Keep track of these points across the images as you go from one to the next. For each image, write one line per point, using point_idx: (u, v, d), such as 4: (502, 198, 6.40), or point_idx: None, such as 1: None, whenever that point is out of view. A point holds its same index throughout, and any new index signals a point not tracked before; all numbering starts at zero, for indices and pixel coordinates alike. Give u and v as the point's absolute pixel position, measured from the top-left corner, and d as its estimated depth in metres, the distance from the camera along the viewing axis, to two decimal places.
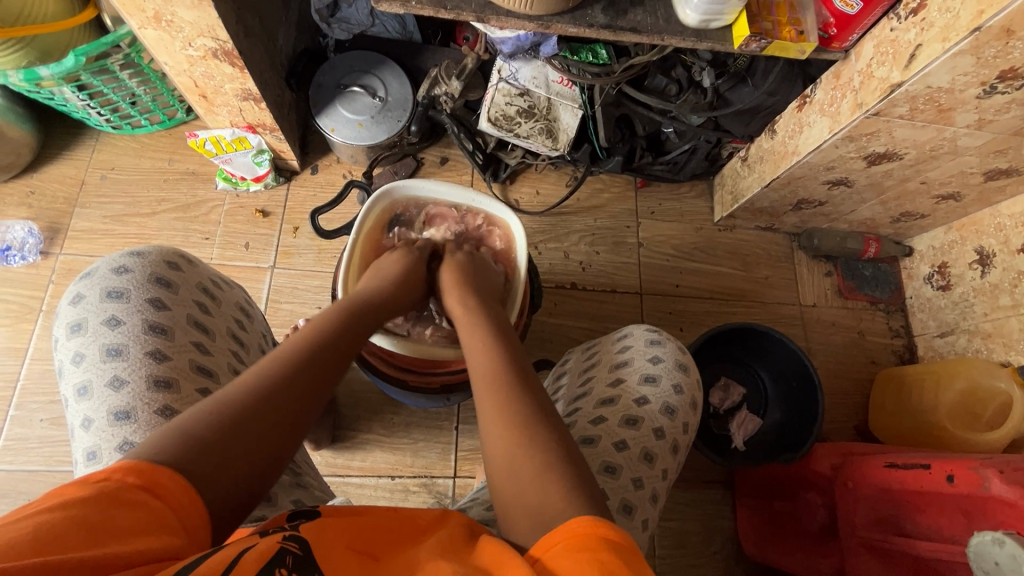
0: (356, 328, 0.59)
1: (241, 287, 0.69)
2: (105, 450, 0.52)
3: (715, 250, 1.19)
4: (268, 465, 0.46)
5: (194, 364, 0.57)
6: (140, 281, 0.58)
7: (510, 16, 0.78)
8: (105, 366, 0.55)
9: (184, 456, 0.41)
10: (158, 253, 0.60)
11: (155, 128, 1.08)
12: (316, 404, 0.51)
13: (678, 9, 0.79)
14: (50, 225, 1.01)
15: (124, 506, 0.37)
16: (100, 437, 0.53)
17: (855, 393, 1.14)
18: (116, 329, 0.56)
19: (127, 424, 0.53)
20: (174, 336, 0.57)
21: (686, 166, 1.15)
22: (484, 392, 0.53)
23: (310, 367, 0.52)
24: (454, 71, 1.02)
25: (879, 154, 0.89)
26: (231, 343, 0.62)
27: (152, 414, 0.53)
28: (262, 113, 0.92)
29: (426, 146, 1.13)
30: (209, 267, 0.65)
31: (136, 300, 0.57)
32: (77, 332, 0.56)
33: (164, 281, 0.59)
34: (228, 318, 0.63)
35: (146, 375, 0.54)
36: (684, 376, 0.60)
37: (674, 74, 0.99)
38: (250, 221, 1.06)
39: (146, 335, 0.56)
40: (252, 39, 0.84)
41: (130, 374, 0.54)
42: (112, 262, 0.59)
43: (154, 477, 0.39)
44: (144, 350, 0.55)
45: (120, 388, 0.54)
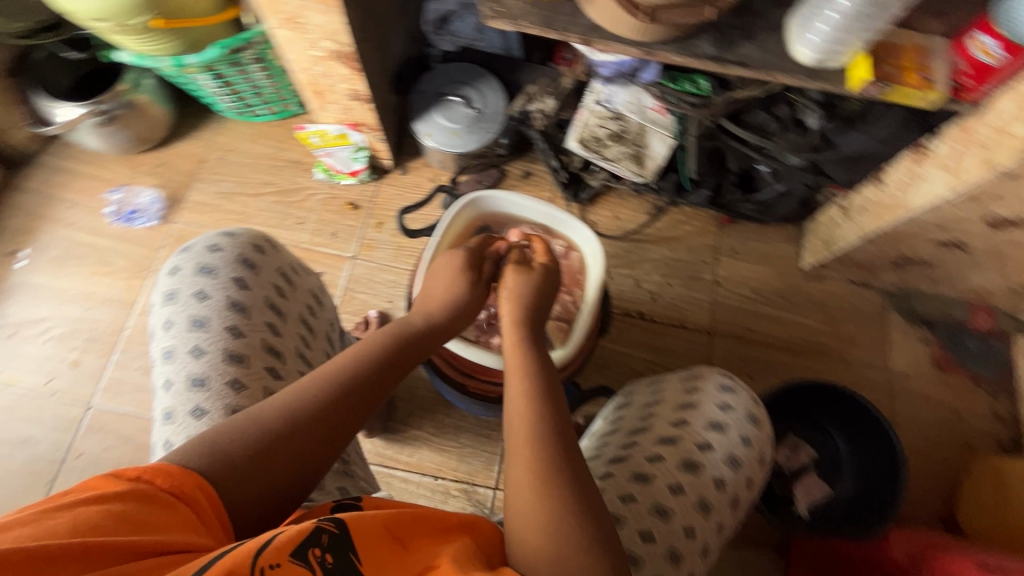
0: (407, 351, 0.62)
1: (318, 273, 0.73)
2: (180, 411, 0.57)
3: (798, 299, 1.13)
4: (295, 482, 0.51)
5: (265, 344, 0.61)
6: (228, 260, 0.62)
7: (616, 41, 0.78)
8: (189, 335, 0.60)
9: (217, 472, 0.46)
10: (247, 236, 0.65)
11: (271, 118, 1.17)
12: (349, 431, 0.54)
13: (792, 45, 0.76)
14: (171, 195, 1.13)
15: (152, 504, 0.42)
16: (177, 399, 0.58)
17: (943, 476, 1.02)
18: (203, 302, 0.60)
19: (201, 391, 0.57)
20: (251, 314, 0.61)
21: (777, 207, 1.10)
22: (513, 425, 0.54)
23: (352, 394, 0.55)
24: (550, 89, 1.05)
25: (1003, 219, 0.81)
26: (302, 328, 0.65)
27: (224, 385, 0.58)
28: (367, 113, 0.99)
29: (512, 158, 1.16)
30: (291, 253, 0.69)
31: (222, 277, 0.61)
32: (170, 300, 0.61)
33: (249, 263, 0.63)
34: (301, 304, 0.67)
35: (222, 348, 0.59)
36: (753, 429, 0.57)
37: (777, 111, 0.95)
38: (340, 213, 1.12)
39: (226, 311, 0.60)
40: (369, 44, 0.90)
41: (208, 345, 0.59)
42: (208, 240, 0.64)
43: (184, 483, 0.44)
44: (223, 325, 0.59)
45: (199, 357, 0.59)
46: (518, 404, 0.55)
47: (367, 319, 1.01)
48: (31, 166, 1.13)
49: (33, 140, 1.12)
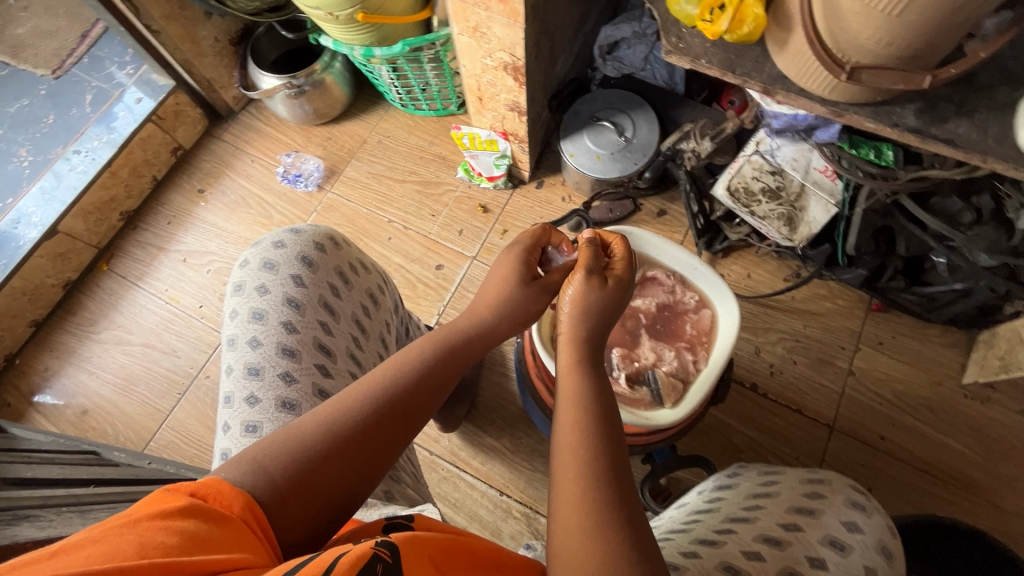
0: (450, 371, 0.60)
1: (379, 273, 0.76)
2: (238, 395, 0.63)
3: (950, 417, 0.96)
4: (347, 498, 0.52)
5: (317, 342, 0.65)
6: (289, 258, 0.67)
7: (802, 95, 0.72)
8: (250, 326, 0.65)
9: (262, 491, 0.47)
10: (309, 236, 0.69)
11: (431, 113, 1.25)
12: (389, 450, 0.55)
13: (1019, 129, 0.65)
14: (331, 167, 1.25)
15: (210, 523, 0.41)
16: (236, 383, 0.64)
17: None
18: (263, 297, 0.66)
19: (256, 379, 0.63)
20: (304, 312, 0.65)
21: (946, 307, 0.95)
22: (562, 449, 0.51)
23: (391, 413, 0.55)
24: (709, 131, 0.99)
25: None
26: (351, 326, 0.68)
27: (274, 376, 0.63)
28: (519, 124, 1.01)
29: (650, 194, 1.12)
30: (354, 253, 0.73)
31: (282, 274, 0.66)
32: (237, 292, 0.67)
33: (308, 261, 0.67)
34: (356, 304, 0.70)
35: (276, 342, 0.64)
36: (884, 563, 0.49)
37: (976, 200, 0.83)
38: (471, 213, 1.16)
39: (283, 307, 0.65)
40: (539, 60, 0.92)
41: (265, 338, 0.64)
42: (275, 237, 0.69)
43: (234, 506, 0.44)
44: (279, 320, 0.64)
45: (256, 347, 0.64)
46: (569, 439, 0.51)
47: None
48: (229, 121, 1.31)
49: (237, 100, 1.30)
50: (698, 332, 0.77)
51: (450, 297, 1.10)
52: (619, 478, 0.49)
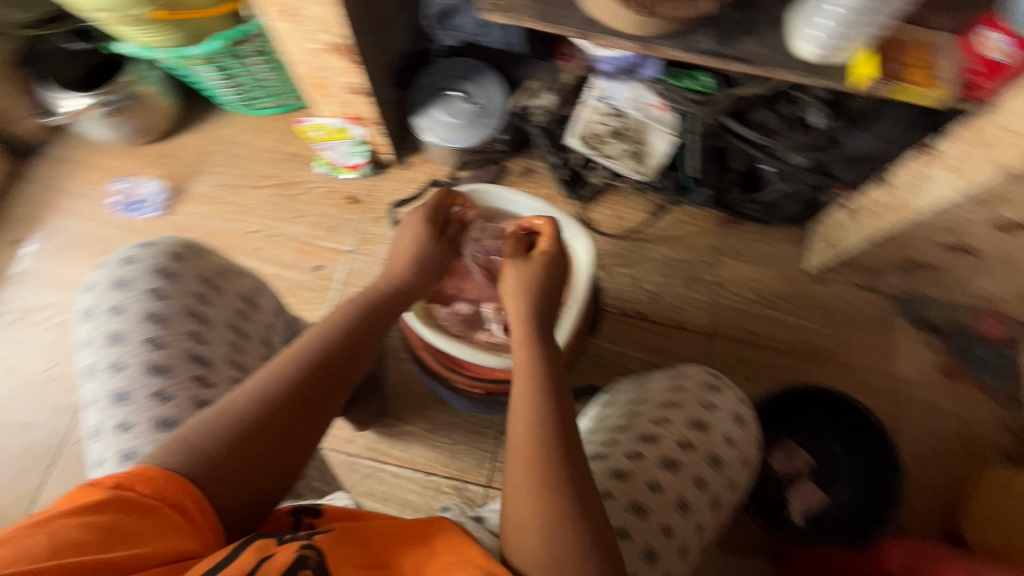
0: (374, 326, 0.63)
1: (255, 274, 0.69)
2: (110, 424, 0.57)
3: (801, 301, 1.10)
4: (273, 479, 0.53)
5: (189, 353, 0.59)
6: (142, 272, 0.61)
7: (614, 35, 0.77)
8: (109, 350, 0.59)
9: (195, 469, 0.48)
10: (161, 247, 0.63)
11: (274, 111, 1.18)
12: (323, 411, 0.56)
13: (792, 40, 0.74)
14: (174, 186, 1.14)
15: (131, 513, 0.44)
16: (105, 413, 0.58)
17: (946, 487, 1.00)
18: (119, 317, 0.59)
19: (127, 403, 0.57)
20: (170, 325, 0.59)
21: (781, 208, 1.08)
22: (516, 424, 0.52)
23: (322, 387, 0.57)
24: (551, 84, 1.05)
25: (1015, 222, 0.79)
26: (231, 332, 0.62)
27: (147, 397, 0.57)
28: (366, 107, 0.98)
29: (512, 155, 1.15)
30: (218, 257, 0.66)
31: (137, 291, 0.60)
32: (89, 318, 0.61)
33: (164, 272, 0.61)
34: (230, 308, 0.63)
35: (142, 361, 0.58)
36: (739, 429, 0.57)
37: (781, 109, 0.93)
38: (339, 207, 1.12)
39: (143, 324, 0.59)
40: (367, 37, 0.89)
41: (128, 359, 0.58)
42: (124, 253, 0.63)
43: (163, 490, 0.46)
44: (142, 338, 0.58)
45: (121, 370, 0.58)
46: (524, 390, 0.54)
47: None
48: (38, 157, 1.14)
49: (41, 131, 1.14)
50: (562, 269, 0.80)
51: (336, 296, 1.06)
52: (570, 444, 0.50)
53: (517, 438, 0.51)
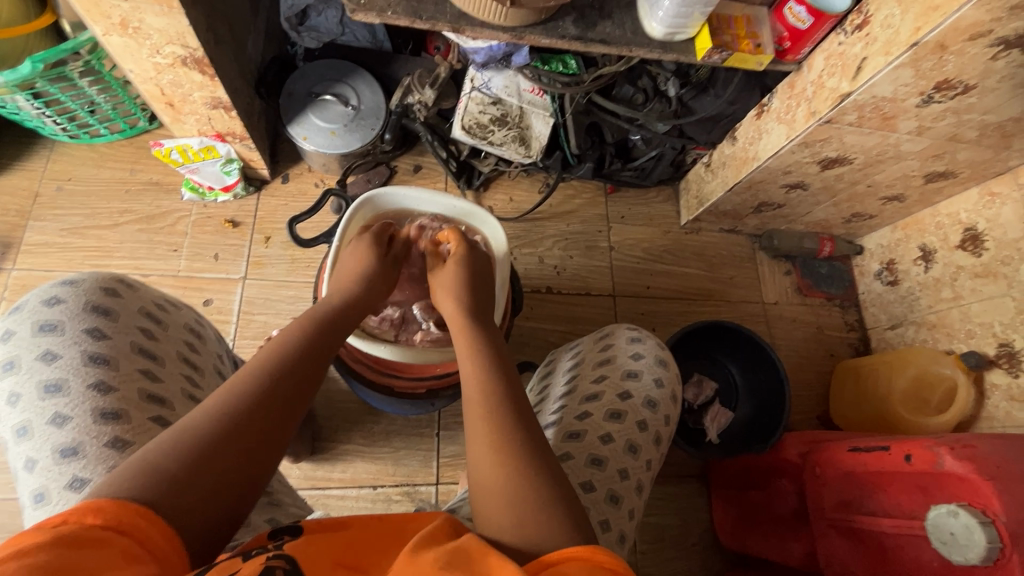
0: (332, 330, 0.60)
1: (190, 305, 0.59)
2: (54, 491, 0.44)
3: (682, 252, 1.24)
4: (244, 491, 0.45)
5: (144, 393, 0.48)
6: (75, 312, 0.48)
7: (485, 27, 0.79)
8: (43, 404, 0.46)
9: (155, 491, 0.40)
10: (95, 277, 0.51)
11: (115, 137, 1.04)
12: (290, 414, 0.50)
13: (645, 21, 0.83)
14: (1, 240, 0.97)
15: (87, 550, 0.35)
16: (46, 478, 0.45)
17: (816, 384, 1.20)
18: (52, 364, 0.47)
19: (75, 461, 0.45)
20: (118, 365, 0.48)
21: (653, 172, 1.20)
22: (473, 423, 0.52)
23: (286, 387, 0.51)
24: (427, 79, 1.02)
25: (832, 159, 0.96)
26: (186, 369, 0.53)
27: (101, 448, 0.45)
28: (232, 122, 0.90)
29: (399, 154, 1.14)
30: (154, 289, 0.55)
31: (72, 332, 0.48)
32: (7, 371, 0.47)
33: (102, 309, 0.49)
34: (178, 343, 0.53)
35: (91, 408, 0.46)
36: (665, 371, 0.63)
37: (641, 83, 1.03)
38: (219, 232, 1.03)
39: (86, 367, 0.47)
40: (222, 47, 0.82)
41: (73, 410, 0.46)
42: (42, 293, 0.49)
43: (121, 515, 0.37)
44: (85, 383, 0.46)
45: (64, 425, 0.46)
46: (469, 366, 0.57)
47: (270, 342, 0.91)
48: None
49: None
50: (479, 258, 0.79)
51: (235, 329, 0.98)
52: (536, 441, 0.50)
53: (478, 436, 0.50)
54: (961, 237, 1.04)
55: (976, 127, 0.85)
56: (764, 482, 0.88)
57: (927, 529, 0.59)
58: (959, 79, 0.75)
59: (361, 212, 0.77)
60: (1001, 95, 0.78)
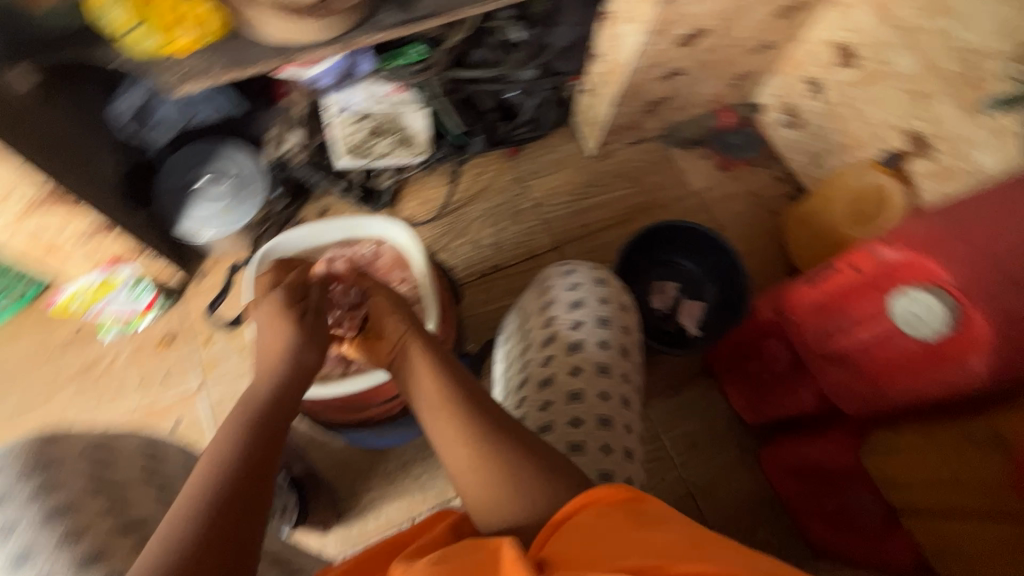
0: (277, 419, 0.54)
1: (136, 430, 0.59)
2: None
3: (602, 179, 1.26)
4: None
5: (119, 521, 0.48)
6: (15, 478, 0.47)
7: (312, 48, 0.77)
8: None
9: None
10: (23, 441, 0.50)
11: (16, 309, 1.00)
12: (244, 535, 0.47)
13: None
14: None
15: None
16: None
17: (773, 244, 1.24)
18: (12, 538, 0.45)
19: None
20: (81, 508, 0.47)
21: (544, 117, 1.20)
22: (443, 429, 0.54)
23: (227, 507, 0.47)
24: (291, 122, 1.03)
25: (689, 35, 0.98)
26: (154, 488, 0.53)
27: None
28: (117, 242, 0.87)
29: (300, 205, 1.11)
30: (89, 430, 0.54)
31: (20, 498, 0.47)
32: None
33: (43, 464, 0.48)
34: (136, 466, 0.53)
35: (70, 559, 0.45)
36: (606, 288, 0.65)
37: (489, 40, 1.03)
38: (158, 354, 1.00)
39: (49, 524, 0.46)
40: (76, 171, 0.79)
41: (53, 569, 0.44)
42: None
43: None
44: (53, 539, 0.45)
45: None
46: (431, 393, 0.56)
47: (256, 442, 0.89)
48: None
49: None
50: (393, 264, 0.79)
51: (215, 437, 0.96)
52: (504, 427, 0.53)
53: (448, 437, 0.53)
54: (836, 55, 1.08)
55: None
56: (757, 351, 0.90)
57: (899, 324, 0.62)
58: None
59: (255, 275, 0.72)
60: None
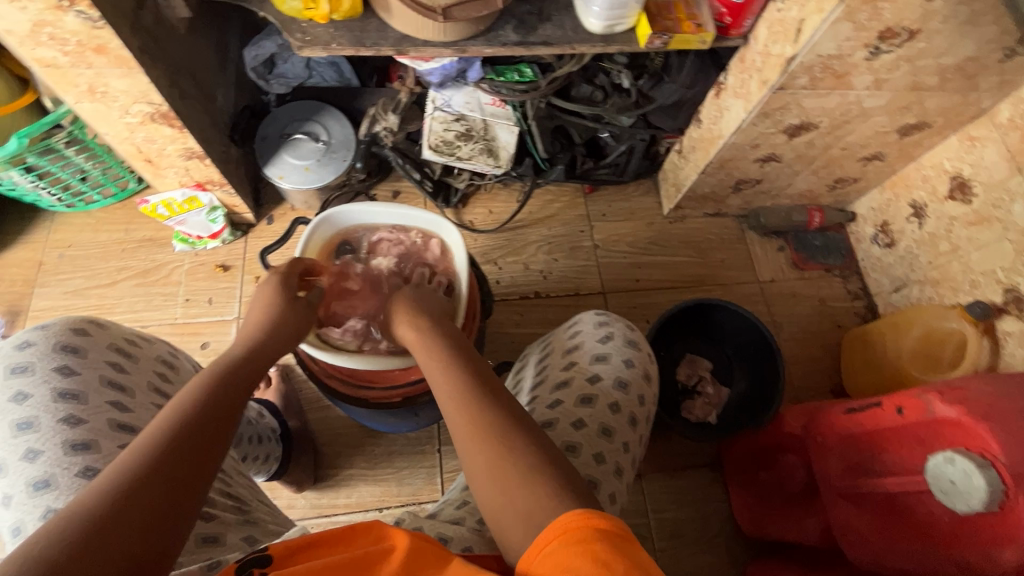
0: (243, 380, 0.55)
1: (163, 339, 0.64)
2: (29, 521, 0.49)
3: (669, 241, 1.24)
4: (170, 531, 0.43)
5: (114, 423, 0.53)
6: (44, 352, 0.53)
7: (428, 45, 0.82)
8: (17, 442, 0.51)
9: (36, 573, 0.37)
10: (64, 321, 0.56)
11: (109, 201, 1.10)
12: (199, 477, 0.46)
13: (582, 18, 0.85)
14: (10, 309, 1.03)
15: None
16: (23, 511, 0.49)
17: (826, 358, 1.17)
18: (24, 404, 0.51)
19: (48, 493, 0.49)
20: (87, 399, 0.53)
21: (629, 165, 1.20)
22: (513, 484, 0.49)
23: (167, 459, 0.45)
24: (390, 106, 1.08)
25: (796, 126, 0.95)
26: (157, 398, 0.57)
27: (74, 478, 0.50)
28: (209, 170, 0.95)
29: (376, 182, 1.18)
30: (125, 327, 0.60)
31: (41, 371, 0.52)
32: None
33: (70, 348, 0.54)
34: (149, 373, 0.58)
35: (63, 441, 0.51)
36: (635, 351, 0.64)
37: (598, 81, 1.04)
38: (210, 277, 1.07)
39: (56, 403, 0.52)
40: (188, 101, 0.87)
41: (46, 444, 0.50)
42: (15, 339, 0.54)
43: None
44: (55, 418, 0.51)
45: (36, 459, 0.50)
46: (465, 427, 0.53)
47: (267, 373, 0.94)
48: None
49: None
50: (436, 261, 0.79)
51: None
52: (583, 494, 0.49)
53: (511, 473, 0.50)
54: (949, 187, 1.02)
55: (935, 72, 0.84)
56: (771, 461, 0.85)
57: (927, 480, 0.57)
58: (900, 26, 0.74)
59: (313, 235, 0.77)
60: (949, 36, 0.77)
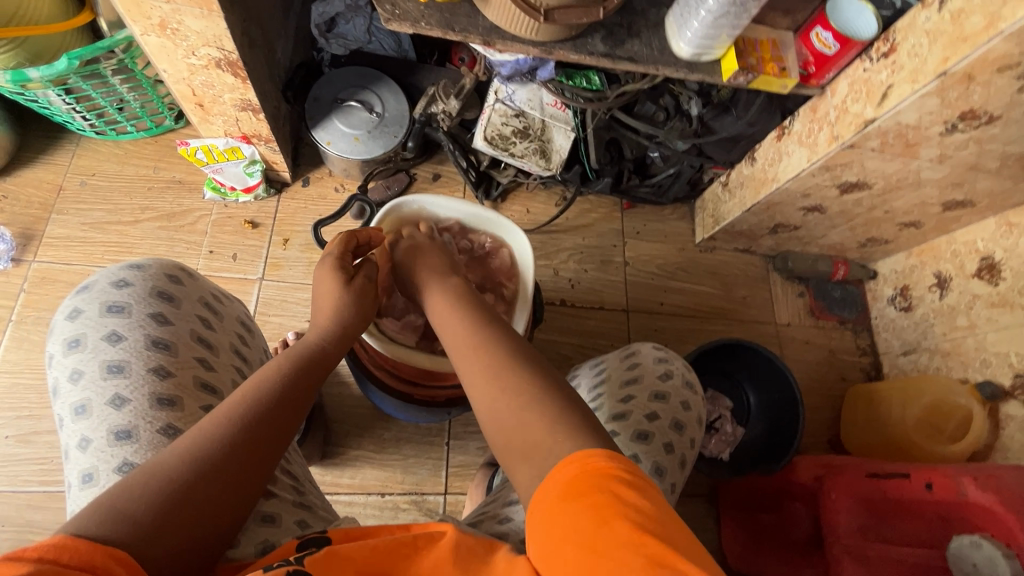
0: (315, 371, 0.56)
1: (240, 301, 0.66)
2: (105, 470, 0.49)
3: (696, 269, 1.25)
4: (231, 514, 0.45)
5: (198, 380, 0.54)
6: (141, 296, 0.55)
7: (516, 41, 0.80)
8: (106, 384, 0.51)
9: (118, 535, 0.38)
10: (160, 266, 0.58)
11: (141, 135, 1.05)
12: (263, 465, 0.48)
13: (672, 41, 0.84)
14: (24, 231, 0.98)
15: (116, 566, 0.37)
16: (99, 457, 0.49)
17: (827, 408, 1.20)
18: (117, 345, 0.53)
19: (129, 442, 0.50)
20: (177, 351, 0.54)
21: (670, 189, 1.20)
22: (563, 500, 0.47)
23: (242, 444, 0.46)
24: (452, 90, 1.04)
25: (851, 183, 0.96)
26: (236, 358, 0.60)
27: (155, 432, 0.51)
28: (259, 124, 0.91)
29: (418, 162, 1.15)
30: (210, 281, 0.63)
31: (138, 315, 0.54)
32: (74, 349, 0.53)
33: (166, 295, 0.56)
34: (230, 334, 0.60)
35: (149, 392, 0.52)
36: (691, 393, 0.66)
37: (662, 101, 1.04)
38: (238, 232, 1.04)
39: (148, 351, 0.53)
40: (254, 50, 0.83)
41: (133, 392, 0.51)
42: (111, 275, 0.56)
43: (94, 555, 0.36)
44: (146, 366, 0.52)
45: (122, 406, 0.51)
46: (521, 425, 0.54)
47: (285, 341, 0.90)
48: None
49: None
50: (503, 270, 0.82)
51: None
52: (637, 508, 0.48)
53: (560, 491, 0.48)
54: (978, 265, 1.05)
55: (998, 157, 0.85)
56: (776, 505, 0.89)
57: (949, 559, 0.60)
58: (983, 109, 0.75)
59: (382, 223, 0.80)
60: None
